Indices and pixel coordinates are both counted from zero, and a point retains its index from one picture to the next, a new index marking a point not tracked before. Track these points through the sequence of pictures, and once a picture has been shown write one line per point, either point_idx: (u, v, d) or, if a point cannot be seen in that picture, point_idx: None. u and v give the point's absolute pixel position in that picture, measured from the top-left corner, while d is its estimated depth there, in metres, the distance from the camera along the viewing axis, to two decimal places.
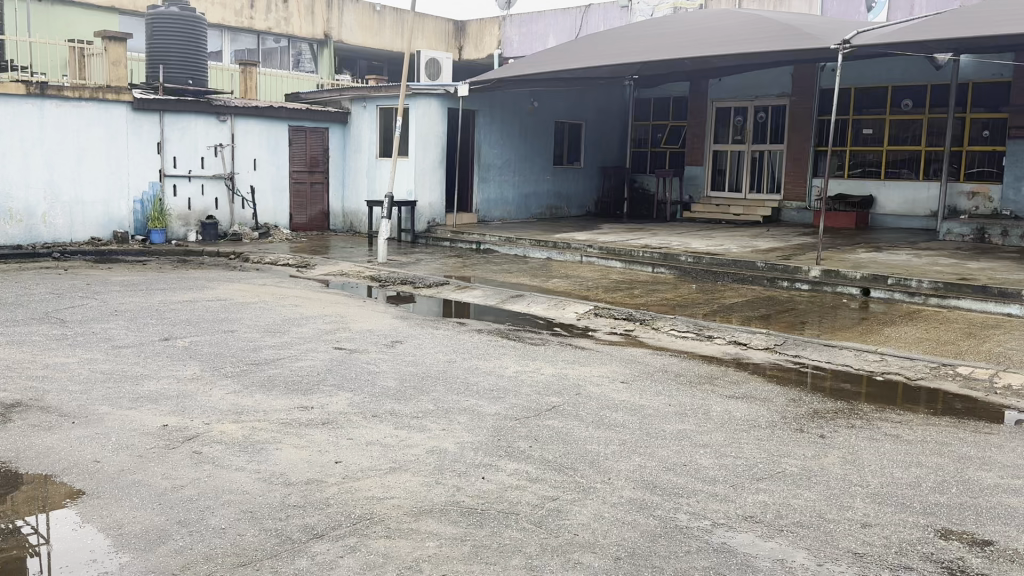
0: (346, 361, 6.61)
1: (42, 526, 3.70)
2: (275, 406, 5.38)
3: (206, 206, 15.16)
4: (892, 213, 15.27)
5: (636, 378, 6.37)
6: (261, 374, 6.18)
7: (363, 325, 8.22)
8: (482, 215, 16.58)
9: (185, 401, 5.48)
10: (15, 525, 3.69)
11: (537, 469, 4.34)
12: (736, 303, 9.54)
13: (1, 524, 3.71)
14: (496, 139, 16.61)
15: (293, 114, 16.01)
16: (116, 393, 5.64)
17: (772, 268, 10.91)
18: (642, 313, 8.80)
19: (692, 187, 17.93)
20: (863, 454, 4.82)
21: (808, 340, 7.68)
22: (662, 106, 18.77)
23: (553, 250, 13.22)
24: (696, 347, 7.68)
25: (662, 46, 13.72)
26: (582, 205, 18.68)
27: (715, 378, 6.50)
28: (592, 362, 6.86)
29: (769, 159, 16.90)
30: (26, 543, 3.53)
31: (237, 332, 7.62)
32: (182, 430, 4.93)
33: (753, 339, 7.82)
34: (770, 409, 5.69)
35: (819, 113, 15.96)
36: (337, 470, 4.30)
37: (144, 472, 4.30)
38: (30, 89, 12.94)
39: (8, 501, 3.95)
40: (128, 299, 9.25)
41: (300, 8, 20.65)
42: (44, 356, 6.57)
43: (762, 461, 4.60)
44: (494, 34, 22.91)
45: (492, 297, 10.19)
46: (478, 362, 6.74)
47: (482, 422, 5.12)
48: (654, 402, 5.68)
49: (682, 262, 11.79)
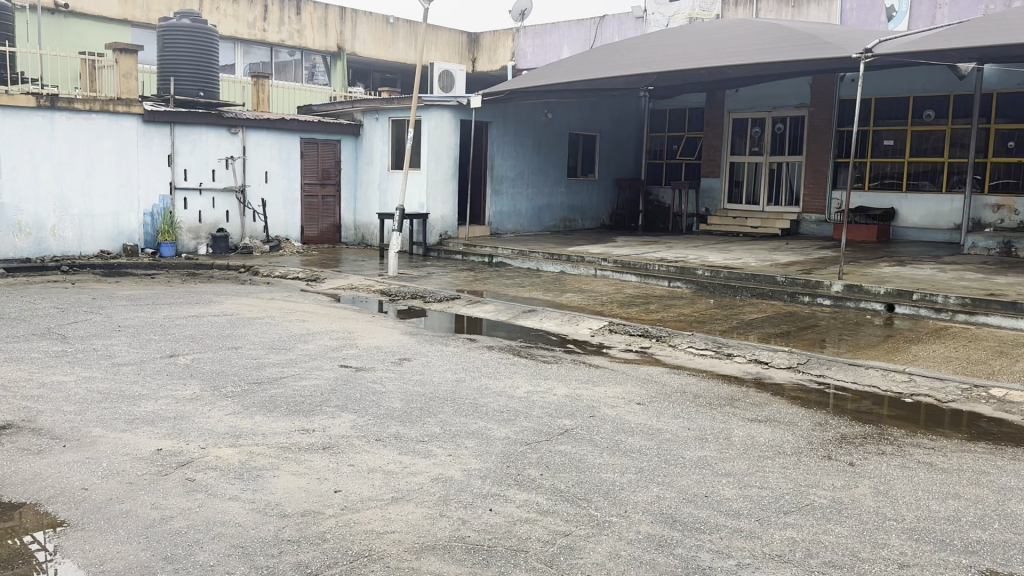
0: (351, 380, 6.38)
1: (47, 545, 3.63)
2: (275, 429, 5.14)
3: (217, 219, 15.03)
4: (914, 226, 14.93)
5: (653, 399, 6.09)
6: (263, 394, 5.95)
7: (371, 341, 7.99)
8: (495, 227, 16.38)
9: (182, 423, 5.26)
10: (24, 542, 3.66)
11: (548, 501, 4.08)
12: (755, 319, 9.26)
13: (11, 540, 3.68)
14: (510, 151, 16.42)
15: (305, 126, 15.87)
16: (111, 414, 5.42)
17: (792, 282, 10.62)
18: (658, 329, 8.55)
19: (708, 200, 17.69)
20: (896, 485, 4.54)
21: (832, 359, 7.39)
22: (678, 117, 18.51)
23: (566, 264, 12.97)
24: (715, 366, 7.41)
25: (678, 56, 13.49)
26: (596, 218, 18.44)
27: (736, 399, 6.20)
28: (607, 382, 6.59)
29: (787, 170, 16.59)
30: (32, 563, 3.46)
31: (242, 349, 7.41)
32: (176, 454, 4.71)
33: (774, 358, 7.54)
34: (796, 434, 5.40)
35: (839, 124, 15.67)
36: (337, 501, 4.06)
37: (133, 501, 4.07)
38: (40, 101, 12.86)
39: (17, 515, 3.92)
40: (133, 314, 9.07)
41: (312, 20, 20.58)
42: (42, 374, 6.37)
43: (788, 492, 4.35)
44: (508, 46, 22.77)
45: (505, 313, 9.95)
46: (488, 381, 6.49)
47: (490, 447, 4.87)
48: (672, 426, 5.41)
49: (699, 275, 11.51)
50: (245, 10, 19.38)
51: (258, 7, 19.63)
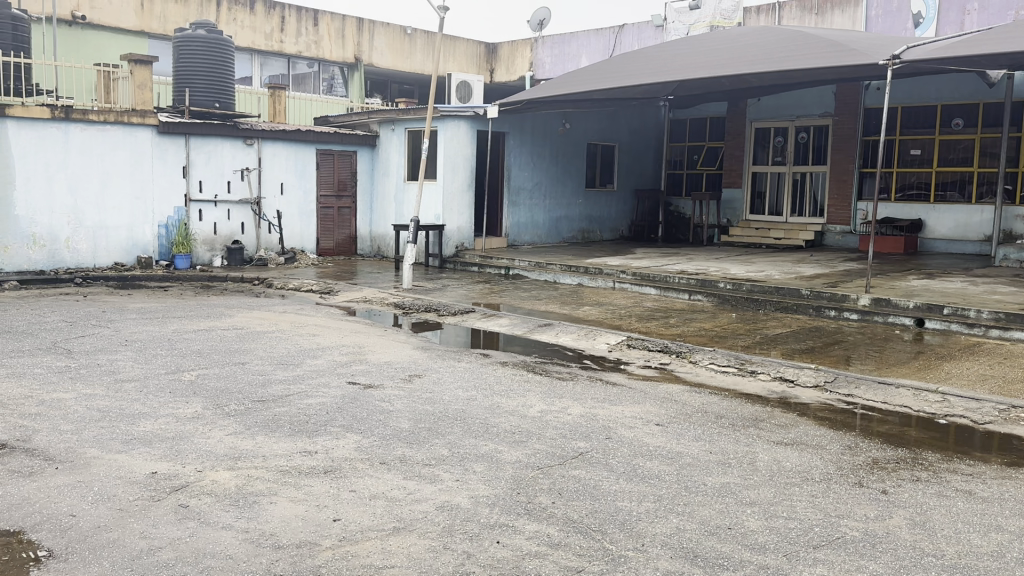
0: (358, 398, 6.14)
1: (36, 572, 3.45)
2: (276, 451, 4.92)
3: (232, 231, 14.92)
4: (943, 237, 14.54)
5: (673, 420, 5.81)
6: (267, 412, 5.73)
7: (381, 356, 7.77)
8: (512, 239, 16.17)
9: (180, 444, 5.05)
10: (38, 554, 3.62)
11: (560, 532, 3.82)
12: (779, 334, 8.95)
13: (25, 552, 3.64)
14: (528, 162, 16.21)
15: (321, 137, 15.76)
16: (109, 434, 5.23)
17: (817, 295, 10.30)
18: (678, 345, 8.27)
19: (729, 211, 17.38)
20: (934, 516, 4.25)
21: (861, 377, 7.08)
22: (698, 127, 18.24)
23: (584, 276, 12.73)
24: (738, 384, 7.11)
25: (699, 64, 13.24)
26: (615, 229, 18.17)
27: (760, 420, 5.91)
28: (624, 400, 6.31)
29: (811, 180, 16.25)
30: None
31: (249, 365, 7.21)
32: (171, 478, 4.49)
33: (799, 376, 7.23)
34: (825, 459, 5.12)
35: (864, 133, 15.32)
36: (335, 531, 3.82)
37: (121, 529, 3.86)
38: (55, 113, 12.81)
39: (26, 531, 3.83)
40: (142, 328, 8.91)
41: (330, 31, 20.51)
42: (42, 391, 6.19)
43: (818, 524, 4.08)
44: (526, 56, 22.61)
45: (520, 327, 9.70)
46: (500, 400, 6.24)
47: (499, 471, 4.61)
48: (693, 449, 5.13)
49: (721, 288, 11.21)
50: (262, 21, 19.35)
51: (276, 18, 19.61)
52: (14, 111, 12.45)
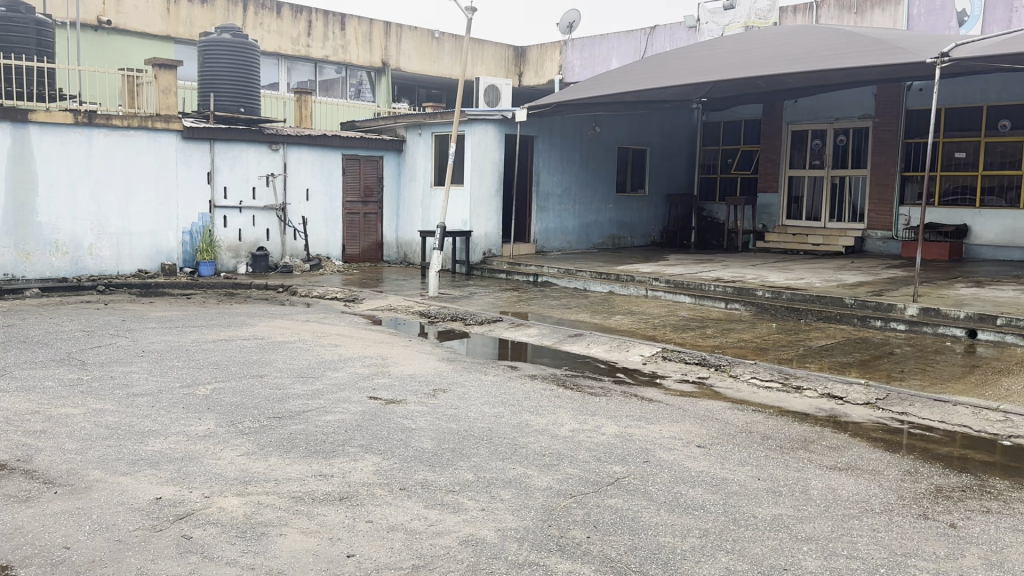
0: (379, 416, 5.80)
1: None
2: (290, 474, 4.59)
3: (257, 237, 14.70)
4: (989, 243, 13.94)
5: (715, 441, 5.40)
6: (282, 431, 5.40)
7: (405, 368, 7.44)
8: (541, 245, 15.82)
9: (188, 466, 4.74)
10: None
11: (596, 573, 3.45)
12: (824, 346, 8.49)
13: None
14: (557, 166, 15.85)
15: (347, 142, 15.52)
16: (114, 455, 4.92)
17: (862, 304, 9.81)
18: (717, 357, 7.84)
19: (765, 215, 16.88)
20: (1012, 555, 3.81)
21: (915, 394, 6.61)
22: (733, 130, 17.77)
23: (615, 283, 12.32)
24: (783, 401, 6.67)
25: (734, 65, 12.82)
26: (646, 234, 17.73)
27: (810, 442, 5.50)
28: (662, 418, 5.91)
29: (850, 184, 15.72)
30: None
31: (267, 378, 6.91)
32: (176, 505, 4.17)
33: (849, 393, 6.78)
34: (884, 487, 4.71)
35: (907, 135, 14.77)
36: (348, 569, 3.48)
37: (118, 565, 3.54)
38: (78, 118, 12.68)
39: (19, 567, 3.52)
40: (160, 337, 8.66)
41: (357, 36, 20.30)
42: (51, 405, 5.92)
43: (885, 564, 3.67)
44: (555, 59, 22.27)
45: (549, 337, 9.31)
46: (529, 418, 5.86)
47: (529, 500, 4.24)
48: (740, 476, 4.74)
49: (759, 296, 10.74)
50: (289, 26, 19.21)
51: (302, 22, 19.46)
52: (38, 117, 12.34)
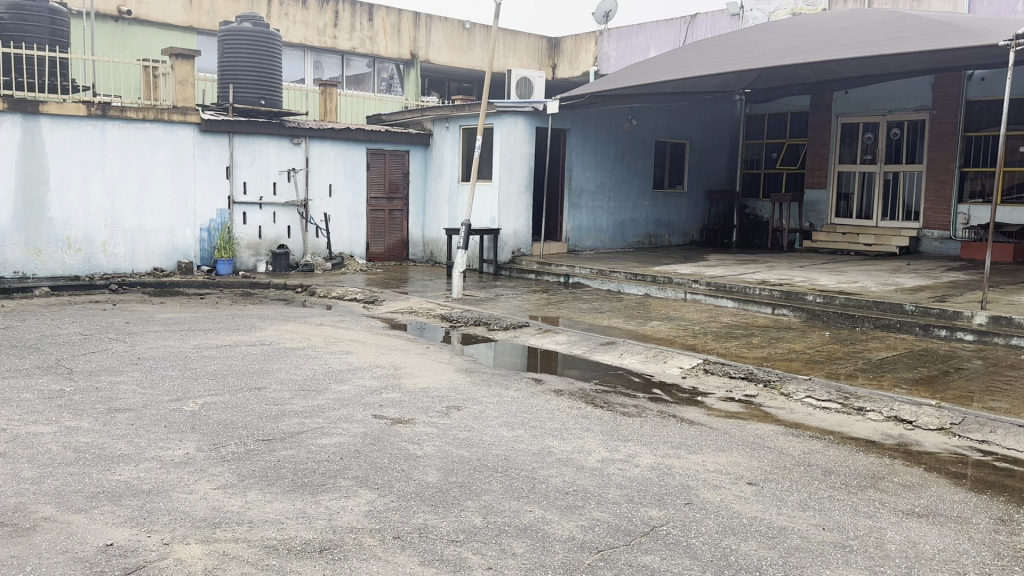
0: (381, 439, 5.12)
1: None
2: (267, 515, 3.92)
3: (278, 234, 14.15)
4: None
5: (770, 477, 4.63)
6: (269, 458, 4.74)
7: (418, 381, 6.75)
8: (573, 244, 15.07)
9: (153, 502, 4.09)
10: None
11: None
12: (884, 359, 7.64)
13: None
14: (591, 160, 15.08)
15: (372, 136, 14.91)
16: (73, 486, 4.28)
17: (924, 312, 8.91)
18: (765, 372, 7.05)
19: (812, 214, 15.95)
20: None
21: (995, 419, 5.76)
22: (778, 123, 16.83)
23: (651, 285, 11.53)
24: (843, 425, 5.86)
25: (782, 51, 11.95)
26: (685, 233, 16.91)
27: (880, 480, 4.71)
28: (706, 447, 5.13)
29: (904, 180, 14.72)
30: None
31: (264, 392, 6.25)
32: (126, 555, 3.51)
33: (919, 417, 5.95)
34: (974, 541, 3.90)
35: (966, 129, 13.81)
36: None
37: None
38: (91, 110, 12.22)
39: None
40: (162, 343, 8.08)
41: (385, 26, 19.72)
42: (21, 423, 5.33)
43: None
44: (591, 50, 21.53)
45: (580, 345, 8.56)
46: (552, 443, 5.13)
47: (545, 556, 3.52)
48: (800, 524, 3.98)
49: (810, 301, 9.88)
50: (315, 16, 18.66)
51: (330, 13, 18.87)
52: (49, 109, 11.88)
